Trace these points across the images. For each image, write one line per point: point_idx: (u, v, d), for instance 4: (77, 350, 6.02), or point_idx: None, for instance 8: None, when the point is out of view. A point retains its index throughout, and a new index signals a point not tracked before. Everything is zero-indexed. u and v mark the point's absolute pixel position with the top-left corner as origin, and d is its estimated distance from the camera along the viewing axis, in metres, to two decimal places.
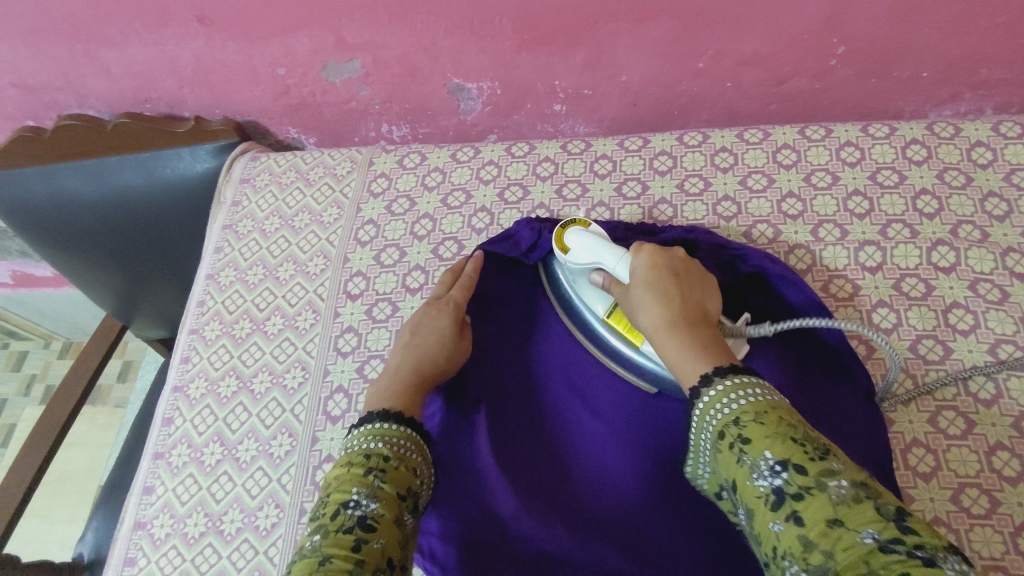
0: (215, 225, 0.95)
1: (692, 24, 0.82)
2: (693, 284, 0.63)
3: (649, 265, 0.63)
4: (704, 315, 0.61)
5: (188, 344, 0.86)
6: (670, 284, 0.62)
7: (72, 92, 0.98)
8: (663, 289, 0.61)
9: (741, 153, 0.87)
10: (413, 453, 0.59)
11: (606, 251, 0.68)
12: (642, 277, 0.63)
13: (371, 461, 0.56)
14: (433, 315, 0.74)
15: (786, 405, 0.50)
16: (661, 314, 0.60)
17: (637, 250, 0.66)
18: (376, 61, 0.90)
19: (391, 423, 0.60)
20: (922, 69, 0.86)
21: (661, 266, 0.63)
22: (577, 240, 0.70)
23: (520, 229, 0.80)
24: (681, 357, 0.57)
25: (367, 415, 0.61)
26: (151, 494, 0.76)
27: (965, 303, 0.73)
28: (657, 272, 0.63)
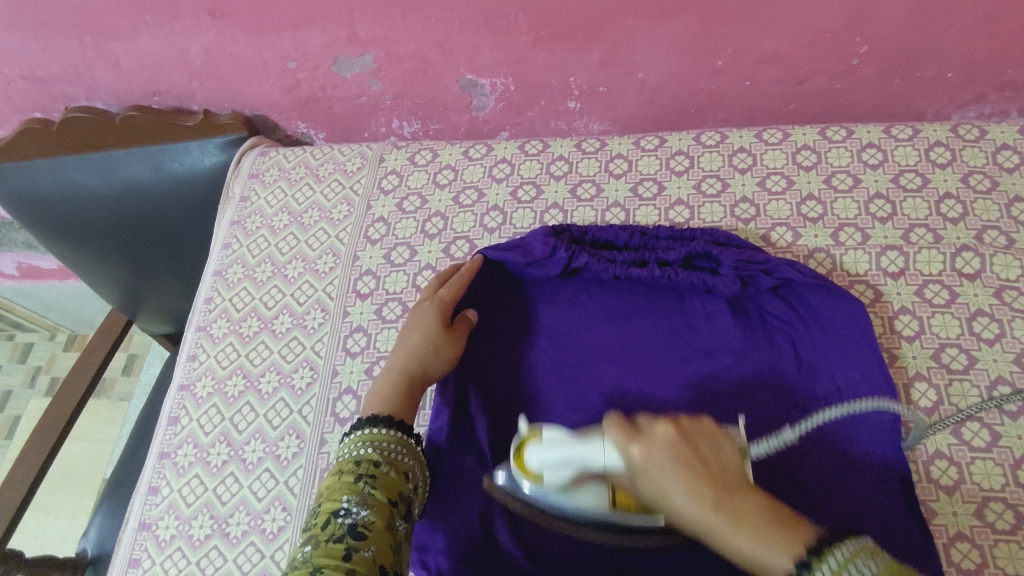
0: (223, 220, 0.94)
1: (712, 22, 0.80)
2: (698, 439, 0.49)
3: (647, 454, 0.49)
4: (733, 476, 0.47)
5: (195, 341, 0.85)
6: (680, 459, 0.47)
7: (80, 85, 0.97)
8: (676, 470, 0.47)
9: (760, 153, 0.85)
10: (402, 456, 0.59)
11: (580, 450, 0.55)
12: (644, 450, 0.49)
13: (361, 467, 0.56)
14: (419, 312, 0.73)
15: (896, 562, 0.40)
16: (697, 506, 0.45)
17: (620, 435, 0.51)
18: (388, 56, 0.88)
19: (381, 427, 0.60)
20: (947, 70, 0.84)
21: (660, 448, 0.48)
22: (542, 453, 0.58)
23: (533, 242, 0.78)
24: (741, 548, 0.43)
25: (356, 422, 0.61)
26: (157, 494, 0.75)
27: (990, 311, 0.72)
28: (657, 452, 0.48)
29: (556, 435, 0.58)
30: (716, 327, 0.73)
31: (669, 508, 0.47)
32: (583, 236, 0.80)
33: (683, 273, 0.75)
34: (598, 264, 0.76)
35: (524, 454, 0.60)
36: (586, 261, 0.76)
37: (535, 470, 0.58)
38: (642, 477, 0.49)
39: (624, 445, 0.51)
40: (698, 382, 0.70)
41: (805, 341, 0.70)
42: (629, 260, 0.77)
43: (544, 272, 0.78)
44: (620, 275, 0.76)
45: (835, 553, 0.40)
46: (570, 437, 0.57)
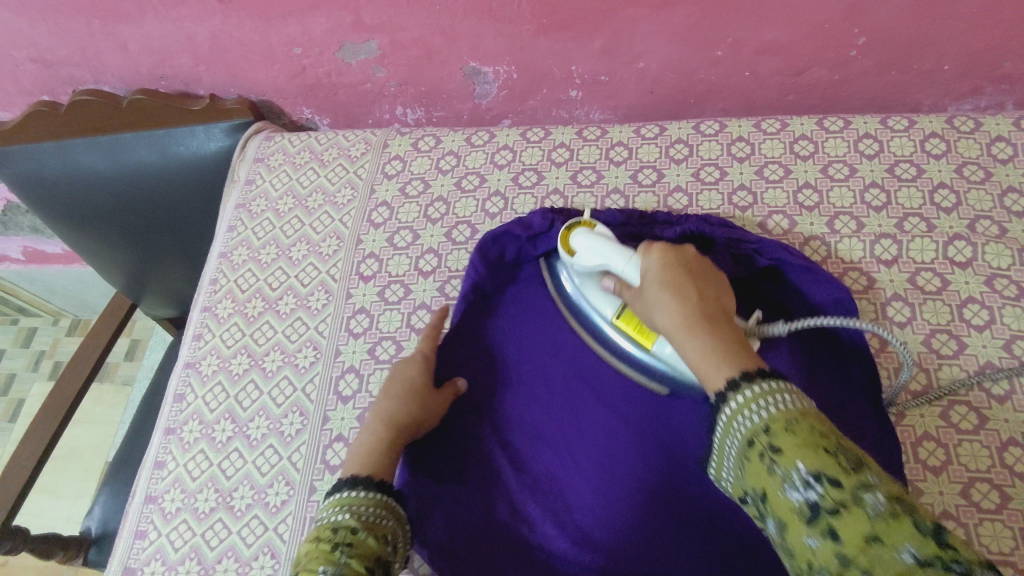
0: (229, 203, 0.95)
1: (712, 12, 0.82)
2: (706, 282, 0.62)
3: (657, 269, 0.63)
4: (720, 313, 0.59)
5: (200, 321, 0.86)
6: (679, 283, 0.61)
7: (88, 68, 0.98)
8: (669, 289, 0.60)
9: (759, 142, 0.86)
10: (381, 518, 0.58)
11: (614, 250, 0.68)
12: (654, 282, 0.62)
13: (337, 534, 0.55)
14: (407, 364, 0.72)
15: (820, 415, 0.46)
16: (678, 314, 0.58)
17: (644, 251, 0.66)
18: (392, 43, 0.90)
19: (353, 489, 0.60)
20: (944, 62, 0.85)
21: (669, 270, 0.62)
22: (587, 238, 0.70)
23: (533, 217, 0.80)
24: (696, 357, 0.55)
25: (336, 483, 0.62)
26: (162, 468, 0.77)
27: (981, 298, 0.73)
28: (662, 275, 0.62)
29: (609, 233, 0.71)
30: None
31: (659, 314, 0.60)
32: (581, 216, 0.81)
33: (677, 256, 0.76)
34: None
35: (573, 238, 0.72)
36: None
37: (581, 253, 0.71)
38: (648, 294, 0.62)
39: (649, 269, 0.64)
40: None
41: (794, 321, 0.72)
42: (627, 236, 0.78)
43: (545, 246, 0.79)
44: None
45: (758, 383, 0.48)
46: (610, 235, 0.70)
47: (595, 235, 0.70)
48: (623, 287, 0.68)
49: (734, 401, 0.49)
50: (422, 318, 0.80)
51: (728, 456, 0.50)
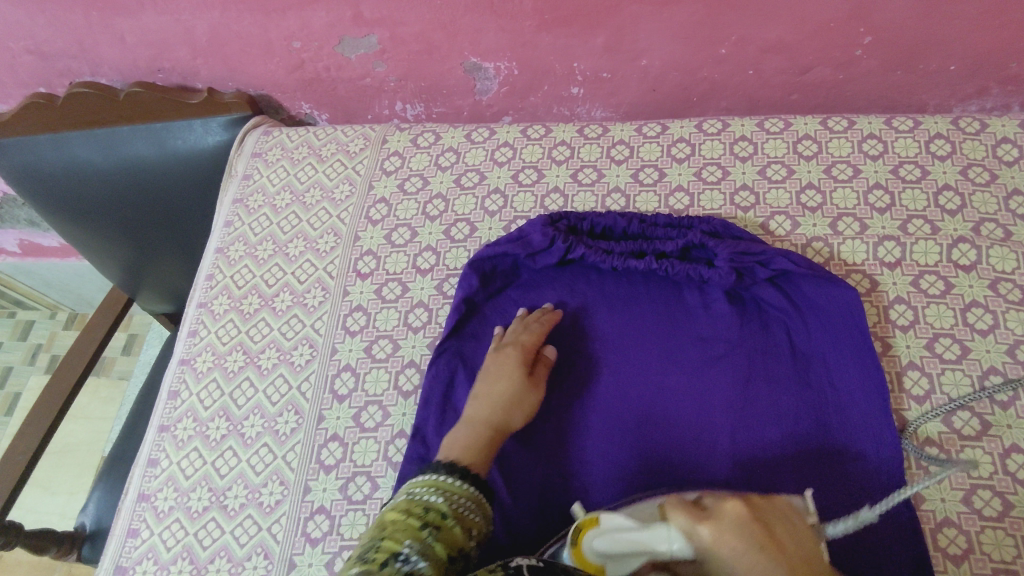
0: (225, 198, 0.94)
1: (716, 9, 0.81)
2: (766, 514, 0.49)
3: (725, 532, 0.46)
4: (817, 566, 0.46)
5: (196, 317, 0.85)
6: (760, 548, 0.45)
7: (84, 60, 0.97)
8: (756, 556, 0.44)
9: (762, 142, 0.85)
10: (469, 510, 0.55)
11: (647, 534, 0.50)
12: (716, 527, 0.47)
13: (429, 513, 0.53)
14: (500, 360, 0.70)
15: None
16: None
17: (687, 514, 0.49)
18: (393, 38, 0.89)
19: (449, 477, 0.58)
20: (950, 62, 0.84)
21: (735, 533, 0.46)
22: (604, 538, 0.53)
23: (531, 234, 0.78)
24: None
25: (433, 465, 0.59)
26: (156, 466, 0.76)
27: (985, 302, 0.72)
28: (744, 537, 0.46)
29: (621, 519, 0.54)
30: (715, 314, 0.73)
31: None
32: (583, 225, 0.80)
33: (680, 265, 0.75)
34: (597, 258, 0.77)
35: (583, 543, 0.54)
36: (583, 253, 0.77)
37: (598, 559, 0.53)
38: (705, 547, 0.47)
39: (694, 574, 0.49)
40: (693, 367, 0.71)
41: (800, 329, 0.71)
42: (627, 250, 0.78)
43: (544, 262, 0.79)
44: (617, 266, 0.77)
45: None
46: (634, 524, 0.52)
47: (608, 534, 0.52)
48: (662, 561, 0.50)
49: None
50: (419, 317, 0.79)
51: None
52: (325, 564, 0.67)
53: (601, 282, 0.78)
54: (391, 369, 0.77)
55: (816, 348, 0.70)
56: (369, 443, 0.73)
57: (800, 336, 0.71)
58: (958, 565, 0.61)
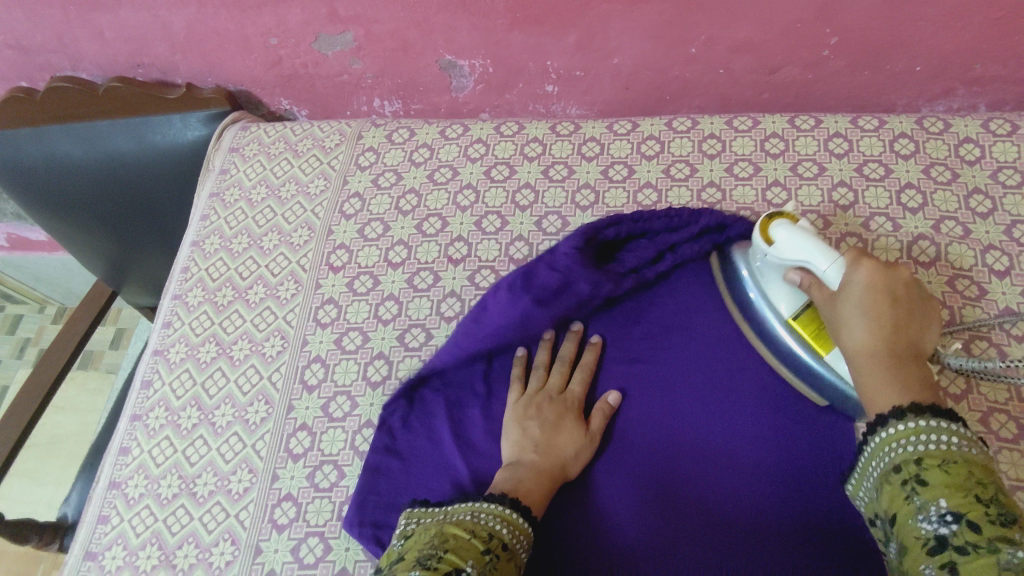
0: (203, 193, 0.95)
1: (685, 8, 0.82)
2: (917, 311, 0.59)
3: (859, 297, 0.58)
4: (915, 347, 0.57)
5: (171, 308, 0.86)
6: (890, 305, 0.58)
7: (65, 55, 0.98)
8: (879, 312, 0.57)
9: (729, 140, 0.86)
10: (522, 548, 0.57)
11: (820, 251, 0.62)
12: (854, 296, 0.58)
13: (491, 542, 0.55)
14: (559, 411, 0.69)
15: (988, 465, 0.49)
16: (886, 345, 0.56)
17: (857, 257, 0.60)
18: (368, 35, 0.90)
19: (516, 513, 0.59)
20: (916, 63, 0.86)
21: (881, 277, 0.59)
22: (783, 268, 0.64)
23: (557, 249, 0.74)
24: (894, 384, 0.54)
25: (499, 495, 0.60)
26: (127, 454, 0.77)
27: (942, 299, 0.73)
28: (861, 299, 0.58)
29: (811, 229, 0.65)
30: (686, 308, 0.75)
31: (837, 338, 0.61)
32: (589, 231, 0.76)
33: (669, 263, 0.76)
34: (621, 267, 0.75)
35: (771, 224, 0.65)
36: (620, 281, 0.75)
37: (779, 239, 0.64)
38: (836, 301, 0.60)
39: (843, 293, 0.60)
40: (655, 358, 0.73)
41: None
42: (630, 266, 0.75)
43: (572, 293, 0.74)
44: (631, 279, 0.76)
45: (924, 421, 0.51)
46: (819, 243, 0.62)
47: (799, 229, 0.64)
48: (814, 284, 0.63)
49: (891, 430, 0.52)
50: (390, 310, 0.81)
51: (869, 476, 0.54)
52: (291, 550, 0.68)
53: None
54: (360, 361, 0.78)
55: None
56: (336, 433, 0.74)
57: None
58: None
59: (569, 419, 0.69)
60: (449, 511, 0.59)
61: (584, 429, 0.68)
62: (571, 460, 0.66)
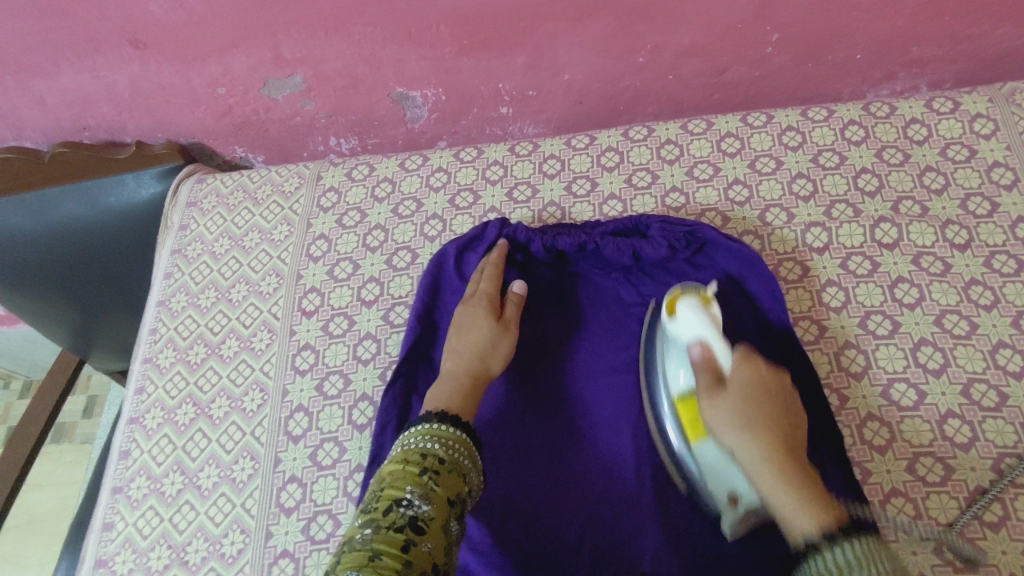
0: (163, 251, 0.93)
1: (627, 20, 0.83)
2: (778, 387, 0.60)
3: (730, 409, 0.58)
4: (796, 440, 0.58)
5: (142, 373, 0.84)
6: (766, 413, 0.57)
7: (6, 125, 0.96)
8: (758, 418, 0.57)
9: (687, 144, 0.87)
10: (463, 457, 0.60)
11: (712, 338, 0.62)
12: (735, 393, 0.58)
13: (426, 462, 0.57)
14: (469, 312, 0.74)
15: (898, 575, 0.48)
16: (763, 450, 0.56)
17: (746, 358, 0.60)
18: (316, 75, 0.89)
19: (445, 425, 0.62)
20: (855, 52, 0.88)
21: (757, 393, 0.58)
22: (681, 327, 0.64)
23: (478, 227, 0.83)
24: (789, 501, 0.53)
25: (423, 416, 0.63)
26: (111, 529, 0.75)
27: (910, 277, 0.75)
28: (741, 397, 0.58)
29: (719, 316, 0.65)
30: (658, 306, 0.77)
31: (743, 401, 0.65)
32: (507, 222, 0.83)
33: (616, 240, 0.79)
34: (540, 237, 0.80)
35: (679, 299, 0.65)
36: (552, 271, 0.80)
37: (680, 317, 0.64)
38: (718, 396, 0.59)
39: (733, 379, 0.59)
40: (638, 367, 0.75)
41: (751, 325, 0.74)
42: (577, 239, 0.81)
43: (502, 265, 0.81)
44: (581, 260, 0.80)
45: (848, 543, 0.50)
46: (718, 342, 0.62)
47: (704, 316, 0.63)
48: (706, 366, 0.61)
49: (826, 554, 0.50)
50: (368, 349, 0.80)
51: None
52: None
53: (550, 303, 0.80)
54: (344, 405, 0.76)
55: (770, 336, 0.73)
56: (328, 481, 0.72)
57: (755, 335, 0.73)
58: (909, 533, 0.63)
59: (481, 313, 0.73)
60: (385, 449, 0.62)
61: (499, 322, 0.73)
62: (489, 354, 0.71)
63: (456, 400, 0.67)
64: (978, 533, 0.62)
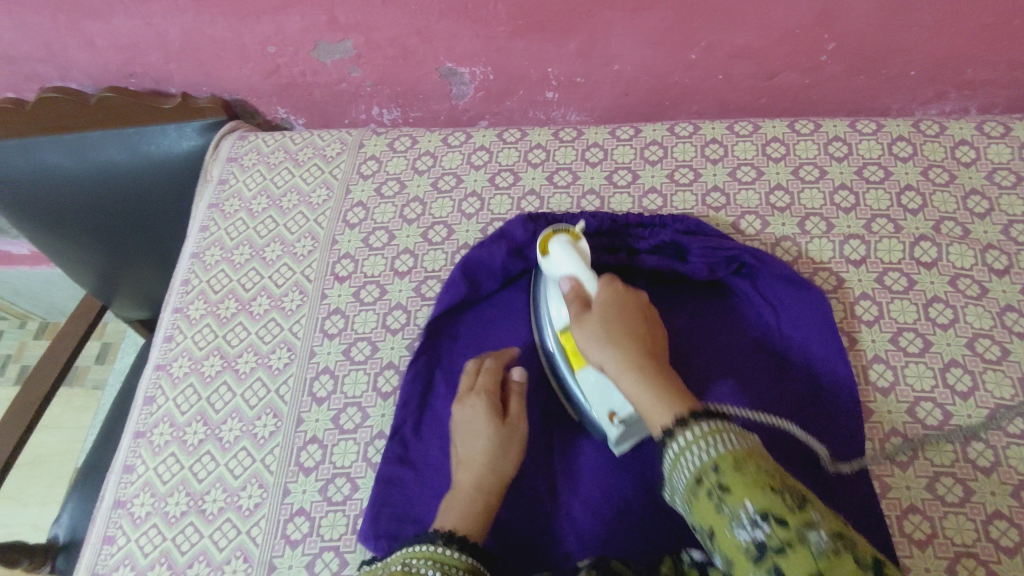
0: (201, 203, 0.94)
1: (685, 15, 0.83)
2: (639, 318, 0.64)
3: (591, 332, 0.62)
4: (645, 337, 0.62)
5: (172, 322, 0.85)
6: (622, 335, 0.61)
7: (54, 64, 0.96)
8: (614, 339, 0.60)
9: (731, 145, 0.87)
10: None
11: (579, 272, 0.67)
12: (598, 316, 0.63)
13: None
14: (469, 411, 0.68)
15: (750, 446, 0.48)
16: (621, 354, 0.59)
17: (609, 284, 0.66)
18: (368, 42, 0.89)
19: (449, 549, 0.56)
20: (910, 67, 0.87)
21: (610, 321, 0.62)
22: (555, 258, 0.69)
23: (514, 234, 0.79)
24: (632, 387, 0.57)
25: (427, 532, 0.58)
26: (132, 472, 0.76)
27: (945, 298, 0.75)
28: (602, 323, 0.62)
29: (587, 252, 0.70)
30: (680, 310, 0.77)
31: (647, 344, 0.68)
32: (542, 229, 0.79)
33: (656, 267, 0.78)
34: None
35: (550, 240, 0.70)
36: None
37: (552, 257, 0.69)
38: (585, 320, 0.63)
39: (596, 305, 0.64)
40: (668, 367, 0.74)
41: (775, 336, 0.75)
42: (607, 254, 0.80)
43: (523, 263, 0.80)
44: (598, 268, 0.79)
45: (693, 427, 0.50)
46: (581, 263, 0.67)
47: (573, 249, 0.69)
48: (577, 297, 0.66)
49: (687, 437, 0.50)
50: (398, 319, 0.80)
51: (677, 487, 0.51)
52: (306, 566, 0.67)
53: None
54: (370, 371, 0.77)
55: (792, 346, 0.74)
56: (348, 445, 0.73)
57: (778, 342, 0.75)
58: (923, 550, 0.63)
59: (481, 411, 0.68)
60: (384, 563, 0.55)
61: (500, 417, 0.68)
62: (498, 457, 0.66)
63: (468, 519, 0.61)
64: (992, 557, 0.62)
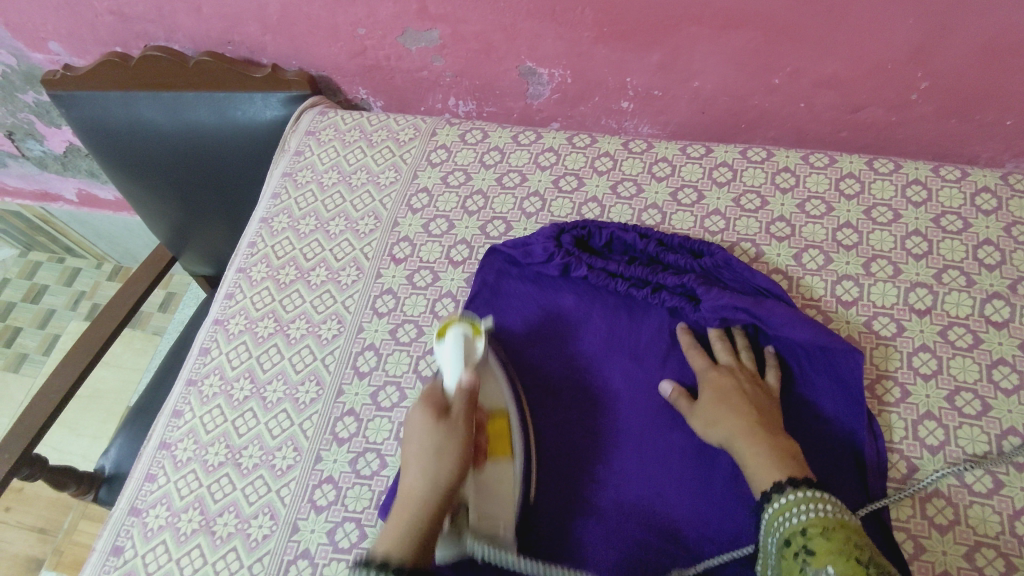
0: (277, 170, 0.98)
1: (774, 38, 0.81)
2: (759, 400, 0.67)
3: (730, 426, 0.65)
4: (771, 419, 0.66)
5: (234, 281, 0.89)
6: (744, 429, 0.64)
7: (161, 26, 1.01)
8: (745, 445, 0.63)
9: (804, 175, 0.85)
10: None
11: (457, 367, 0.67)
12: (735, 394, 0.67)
13: None
14: (434, 421, 0.61)
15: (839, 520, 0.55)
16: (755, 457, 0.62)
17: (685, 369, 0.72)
18: (453, 34, 0.91)
19: None
20: (1007, 116, 0.83)
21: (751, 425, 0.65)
22: (445, 349, 0.69)
23: (535, 244, 0.81)
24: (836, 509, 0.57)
25: None
26: (180, 417, 0.80)
27: (1012, 361, 0.71)
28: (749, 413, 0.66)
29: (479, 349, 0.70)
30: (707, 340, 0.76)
31: (487, 397, 0.70)
32: (566, 227, 0.82)
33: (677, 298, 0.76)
34: (599, 279, 0.79)
35: (450, 328, 0.70)
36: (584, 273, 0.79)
37: (445, 341, 0.69)
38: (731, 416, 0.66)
39: (456, 404, 0.62)
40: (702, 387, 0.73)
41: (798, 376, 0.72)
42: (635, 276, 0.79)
43: (543, 273, 0.81)
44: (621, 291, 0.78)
45: (795, 491, 0.58)
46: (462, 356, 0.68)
47: (462, 342, 0.69)
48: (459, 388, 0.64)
49: (778, 504, 0.58)
50: (446, 307, 0.82)
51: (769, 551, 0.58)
52: (327, 532, 0.69)
53: (609, 299, 0.79)
54: (413, 353, 0.79)
55: (816, 392, 0.71)
56: (382, 422, 0.75)
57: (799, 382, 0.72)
58: None
59: (450, 441, 0.60)
60: None
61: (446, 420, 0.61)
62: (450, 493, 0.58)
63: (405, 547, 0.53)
64: None
